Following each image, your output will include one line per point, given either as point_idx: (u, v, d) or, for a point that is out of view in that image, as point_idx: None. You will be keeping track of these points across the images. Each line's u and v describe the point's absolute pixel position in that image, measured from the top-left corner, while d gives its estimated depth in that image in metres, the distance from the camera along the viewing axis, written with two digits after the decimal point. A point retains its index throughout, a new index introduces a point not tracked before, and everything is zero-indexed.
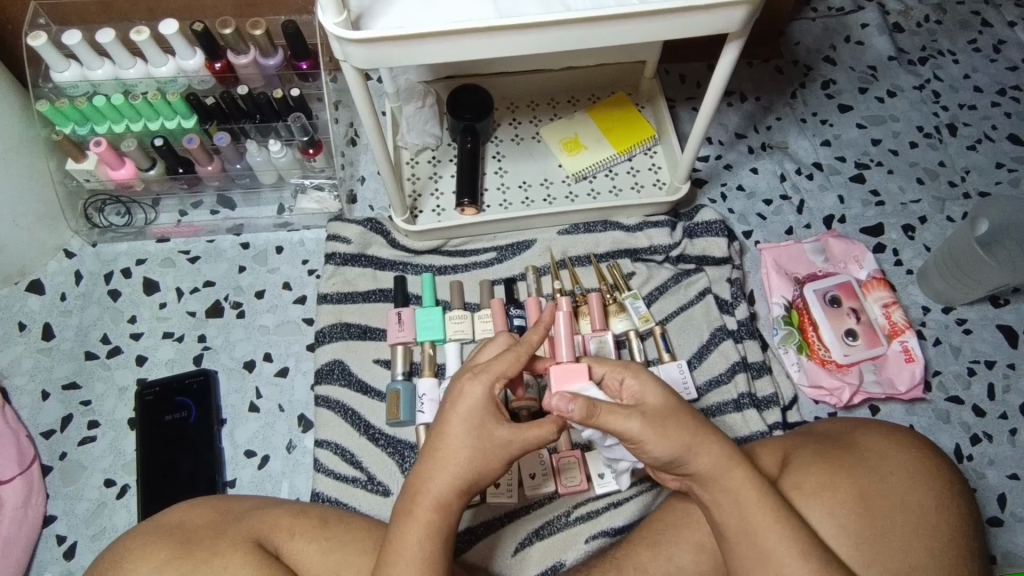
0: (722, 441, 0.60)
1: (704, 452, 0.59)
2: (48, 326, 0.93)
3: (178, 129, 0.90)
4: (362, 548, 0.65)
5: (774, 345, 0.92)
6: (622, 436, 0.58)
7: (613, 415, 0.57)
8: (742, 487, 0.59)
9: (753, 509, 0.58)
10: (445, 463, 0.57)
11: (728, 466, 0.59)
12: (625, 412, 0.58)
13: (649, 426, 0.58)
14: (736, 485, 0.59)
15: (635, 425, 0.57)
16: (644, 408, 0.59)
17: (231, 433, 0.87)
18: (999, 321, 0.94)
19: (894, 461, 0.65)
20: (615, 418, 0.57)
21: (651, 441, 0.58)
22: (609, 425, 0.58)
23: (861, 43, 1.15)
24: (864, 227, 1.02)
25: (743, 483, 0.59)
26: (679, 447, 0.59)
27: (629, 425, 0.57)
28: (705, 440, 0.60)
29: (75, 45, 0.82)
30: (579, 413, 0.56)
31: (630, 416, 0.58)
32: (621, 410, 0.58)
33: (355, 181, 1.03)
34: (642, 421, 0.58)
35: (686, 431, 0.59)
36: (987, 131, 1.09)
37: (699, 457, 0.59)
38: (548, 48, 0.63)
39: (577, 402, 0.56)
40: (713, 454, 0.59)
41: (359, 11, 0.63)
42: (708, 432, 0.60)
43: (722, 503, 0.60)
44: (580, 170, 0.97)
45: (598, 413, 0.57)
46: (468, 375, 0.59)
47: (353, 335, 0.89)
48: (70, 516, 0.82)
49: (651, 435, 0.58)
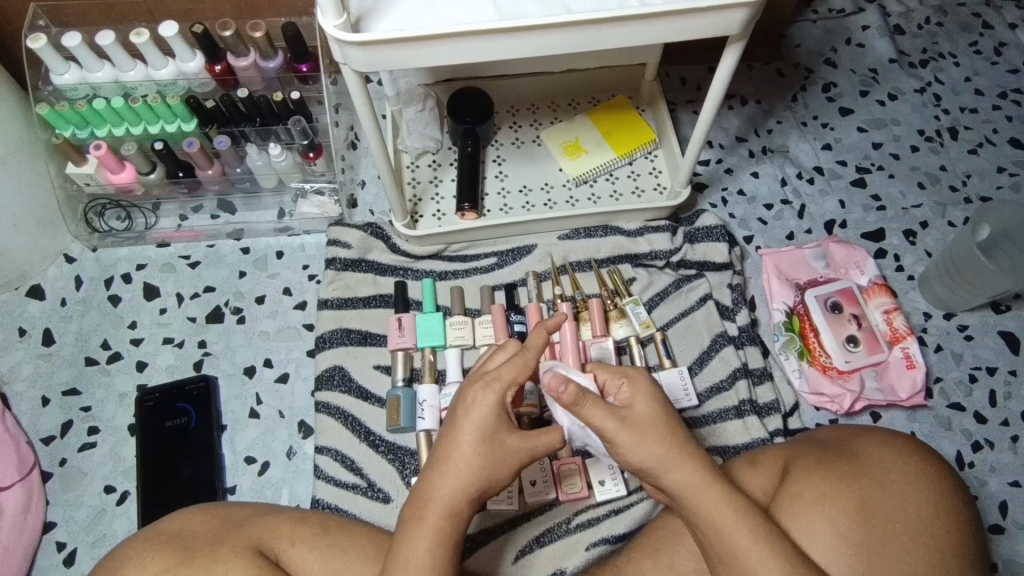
0: (698, 455, 0.60)
1: (681, 467, 0.59)
2: (48, 332, 0.92)
3: (178, 132, 0.90)
4: (363, 556, 0.65)
5: (775, 351, 0.92)
6: (601, 434, 0.59)
7: (596, 408, 0.58)
8: (718, 505, 0.58)
9: (730, 527, 0.58)
10: (456, 471, 0.57)
11: (703, 486, 0.59)
12: (607, 413, 0.58)
13: (627, 436, 0.58)
14: (710, 505, 0.58)
15: (613, 427, 0.58)
16: (627, 415, 0.59)
17: (231, 439, 0.87)
18: (1000, 327, 0.94)
19: (890, 471, 0.65)
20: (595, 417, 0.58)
21: (627, 447, 0.59)
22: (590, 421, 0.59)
23: (862, 45, 1.15)
24: (865, 232, 1.02)
25: (719, 502, 0.58)
26: (654, 459, 0.59)
27: (607, 432, 0.59)
28: (682, 455, 0.59)
29: (75, 47, 0.82)
30: (569, 398, 0.57)
31: (608, 419, 0.58)
32: (603, 409, 0.58)
33: (356, 185, 1.03)
34: (621, 427, 0.58)
35: (664, 444, 0.59)
36: (988, 134, 1.09)
37: (672, 474, 0.59)
38: (549, 50, 0.62)
39: (570, 385, 0.56)
40: (689, 471, 0.59)
41: (359, 13, 0.63)
42: (687, 446, 0.60)
43: (700, 521, 0.59)
44: (580, 174, 0.97)
45: (583, 402, 0.58)
46: (479, 383, 0.59)
47: (353, 341, 0.89)
48: (70, 523, 0.82)
49: (628, 441, 0.59)
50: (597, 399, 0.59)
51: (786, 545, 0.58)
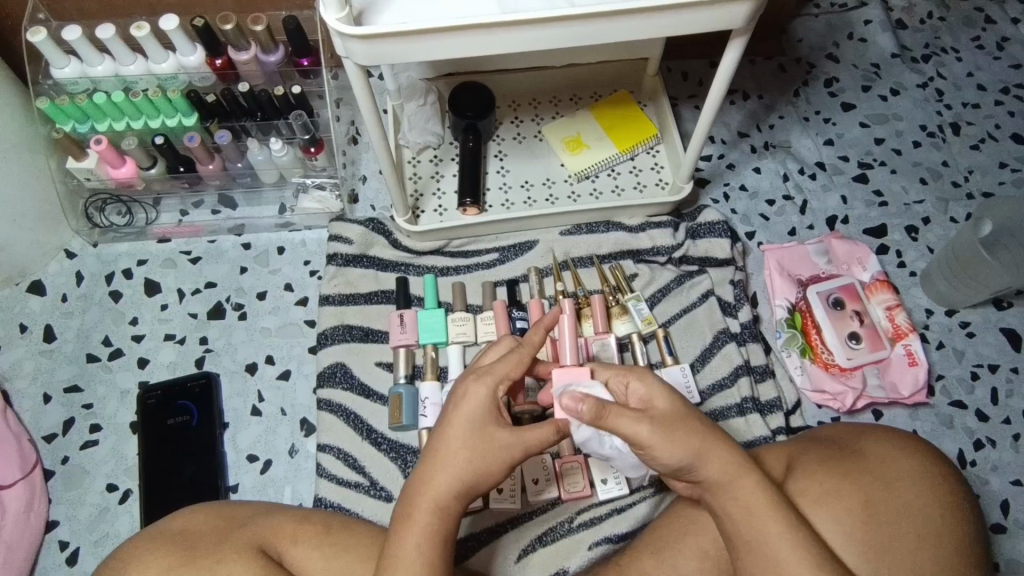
0: (732, 448, 0.60)
1: (715, 458, 0.59)
2: (49, 328, 0.92)
3: (178, 126, 0.89)
4: (365, 555, 0.65)
5: (777, 348, 0.92)
6: (632, 440, 0.58)
7: (623, 417, 0.58)
8: (751, 494, 0.58)
9: (762, 517, 0.58)
10: (445, 465, 0.57)
11: (737, 474, 0.59)
12: (635, 418, 0.58)
13: (660, 435, 0.57)
14: (745, 493, 0.59)
15: (645, 432, 0.57)
16: (654, 412, 0.59)
17: (233, 437, 0.86)
18: (1002, 324, 0.94)
19: (908, 467, 0.65)
20: (624, 422, 0.57)
21: (660, 449, 0.58)
22: (618, 428, 0.58)
23: (864, 40, 1.15)
24: (867, 228, 1.01)
25: (752, 490, 0.59)
26: (690, 454, 0.58)
27: (639, 437, 0.57)
28: (715, 446, 0.59)
29: (75, 40, 0.81)
30: (590, 413, 0.56)
31: (640, 420, 0.57)
32: (630, 415, 0.58)
33: (356, 181, 1.02)
34: (653, 428, 0.57)
35: (698, 436, 0.59)
36: (991, 130, 1.08)
37: (708, 465, 0.59)
38: (551, 45, 0.62)
39: (586, 402, 0.56)
40: (722, 461, 0.59)
41: (361, 7, 0.62)
42: (719, 437, 0.60)
43: (733, 511, 0.59)
44: (582, 170, 0.97)
45: (607, 414, 0.57)
46: (472, 376, 0.60)
47: (355, 337, 0.88)
48: (73, 522, 0.82)
49: (661, 441, 0.58)
50: (623, 407, 0.58)
51: (814, 538, 0.58)
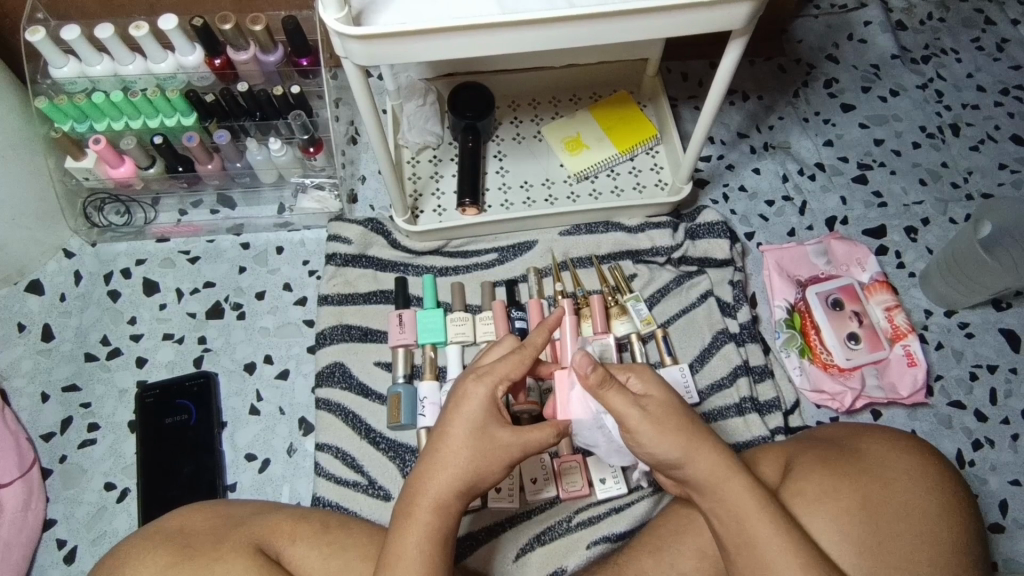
0: (719, 448, 0.60)
1: (704, 457, 0.59)
2: (47, 327, 0.92)
3: (178, 126, 0.89)
4: (363, 555, 0.65)
5: (776, 348, 0.92)
6: (620, 421, 0.59)
7: (619, 395, 0.59)
8: (740, 495, 0.58)
9: (751, 517, 0.58)
10: (445, 466, 0.57)
11: (725, 475, 0.59)
12: (627, 400, 0.59)
13: (648, 425, 0.58)
14: (734, 495, 0.58)
15: (635, 415, 0.58)
16: (644, 403, 0.59)
17: (231, 436, 0.86)
18: (1001, 324, 0.94)
19: (897, 466, 0.65)
20: (618, 401, 0.59)
21: (645, 435, 0.59)
22: (612, 406, 0.59)
23: (864, 41, 1.15)
24: (866, 229, 1.01)
25: (741, 491, 0.58)
26: (678, 452, 0.59)
27: (629, 421, 0.58)
28: (701, 445, 0.59)
29: (74, 40, 0.81)
30: (594, 379, 0.58)
31: (632, 404, 0.59)
32: (625, 395, 0.59)
33: (356, 181, 1.02)
34: (642, 416, 0.58)
35: (686, 434, 0.59)
36: (990, 131, 1.08)
37: (696, 463, 0.59)
38: (551, 46, 0.62)
39: (597, 367, 0.58)
40: (710, 461, 0.59)
41: (360, 7, 0.62)
42: (706, 436, 0.60)
43: (722, 513, 0.59)
44: (581, 170, 0.97)
45: (607, 386, 0.59)
46: (472, 376, 0.59)
47: (354, 337, 0.88)
48: (70, 521, 0.82)
49: (648, 429, 0.58)
50: (621, 386, 0.59)
51: (805, 540, 0.58)
